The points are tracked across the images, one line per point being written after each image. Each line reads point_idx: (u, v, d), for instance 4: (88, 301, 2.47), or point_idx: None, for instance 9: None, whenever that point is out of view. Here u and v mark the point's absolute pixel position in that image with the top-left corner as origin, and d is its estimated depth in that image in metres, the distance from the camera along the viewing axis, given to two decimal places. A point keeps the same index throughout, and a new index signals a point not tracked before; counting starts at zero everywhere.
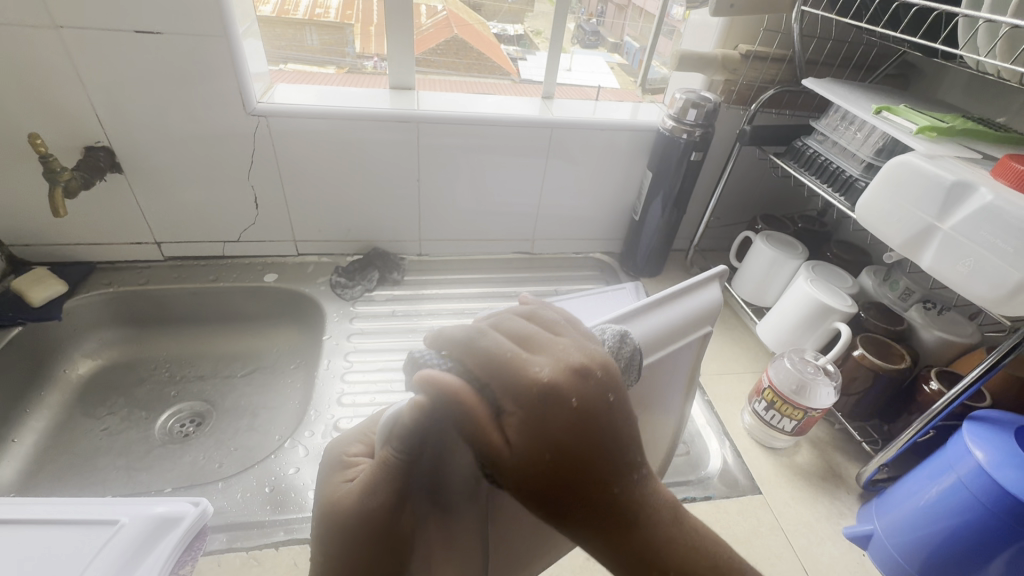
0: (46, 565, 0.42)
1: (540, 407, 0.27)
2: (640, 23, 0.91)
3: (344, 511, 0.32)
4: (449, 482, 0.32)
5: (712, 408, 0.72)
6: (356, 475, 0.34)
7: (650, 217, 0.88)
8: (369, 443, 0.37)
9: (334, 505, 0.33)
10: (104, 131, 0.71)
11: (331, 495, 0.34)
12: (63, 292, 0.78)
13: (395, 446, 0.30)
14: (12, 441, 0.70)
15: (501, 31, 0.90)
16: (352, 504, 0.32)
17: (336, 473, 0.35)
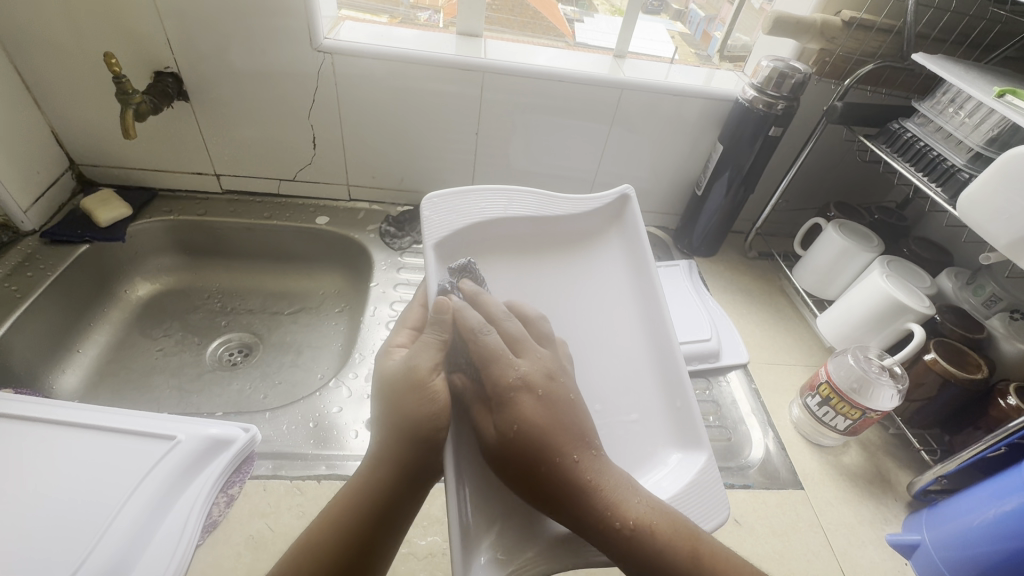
0: (111, 469, 0.45)
1: (515, 401, 0.40)
2: None
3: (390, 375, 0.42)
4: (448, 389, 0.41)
5: (758, 396, 0.70)
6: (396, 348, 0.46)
7: (713, 194, 0.84)
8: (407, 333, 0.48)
9: (383, 368, 0.43)
10: (173, 57, 0.71)
11: (384, 365, 0.44)
12: (127, 216, 0.80)
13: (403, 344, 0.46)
14: (78, 351, 0.74)
15: None
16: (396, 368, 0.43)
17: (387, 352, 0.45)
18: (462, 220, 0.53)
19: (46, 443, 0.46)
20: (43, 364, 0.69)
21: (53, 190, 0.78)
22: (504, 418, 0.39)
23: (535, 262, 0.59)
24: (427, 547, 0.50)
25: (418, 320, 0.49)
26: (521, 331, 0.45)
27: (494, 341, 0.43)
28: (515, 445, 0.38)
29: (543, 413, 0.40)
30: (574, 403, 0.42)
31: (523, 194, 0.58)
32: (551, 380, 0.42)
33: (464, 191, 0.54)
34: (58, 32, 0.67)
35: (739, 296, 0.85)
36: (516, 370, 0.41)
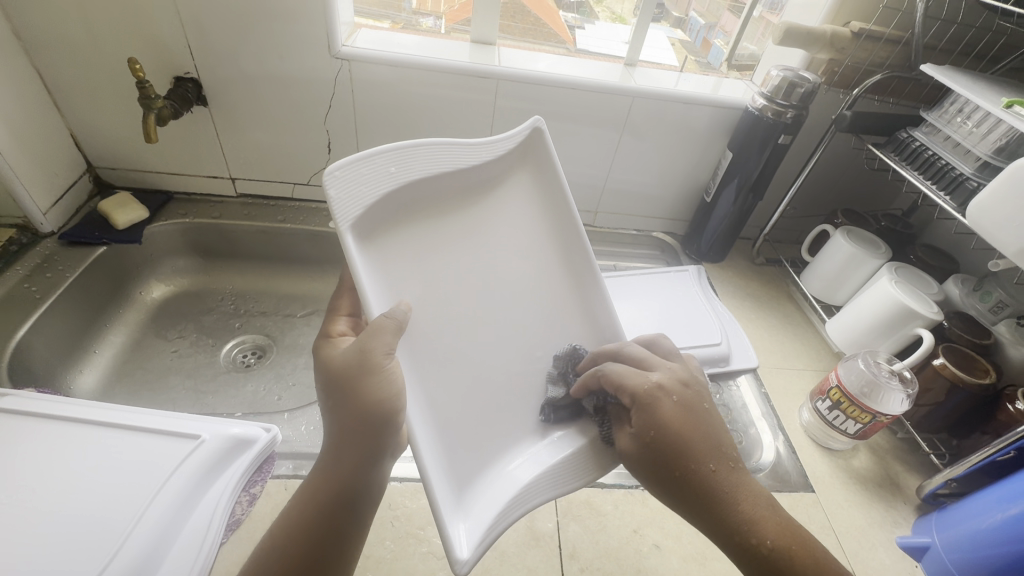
0: (137, 468, 0.45)
1: (651, 414, 0.44)
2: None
3: (332, 363, 0.43)
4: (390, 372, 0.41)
5: (767, 400, 0.71)
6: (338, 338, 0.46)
7: (722, 201, 0.85)
8: (350, 324, 0.48)
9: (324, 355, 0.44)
10: (193, 63, 0.72)
11: (325, 354, 0.44)
12: (143, 218, 0.81)
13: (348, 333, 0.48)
14: (94, 352, 0.75)
15: None
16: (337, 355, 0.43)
17: (326, 342, 0.46)
18: (377, 191, 0.43)
19: (73, 442, 0.46)
20: (61, 365, 0.70)
21: (72, 193, 0.79)
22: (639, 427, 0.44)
23: (465, 216, 0.53)
24: (446, 547, 0.51)
25: (353, 306, 0.50)
26: (644, 351, 0.50)
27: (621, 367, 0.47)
28: (653, 447, 0.44)
29: (680, 423, 0.44)
30: (711, 416, 0.46)
31: (437, 146, 0.48)
32: (681, 394, 0.46)
33: (367, 155, 0.43)
34: (81, 38, 0.69)
35: (747, 301, 0.86)
36: (653, 376, 0.46)
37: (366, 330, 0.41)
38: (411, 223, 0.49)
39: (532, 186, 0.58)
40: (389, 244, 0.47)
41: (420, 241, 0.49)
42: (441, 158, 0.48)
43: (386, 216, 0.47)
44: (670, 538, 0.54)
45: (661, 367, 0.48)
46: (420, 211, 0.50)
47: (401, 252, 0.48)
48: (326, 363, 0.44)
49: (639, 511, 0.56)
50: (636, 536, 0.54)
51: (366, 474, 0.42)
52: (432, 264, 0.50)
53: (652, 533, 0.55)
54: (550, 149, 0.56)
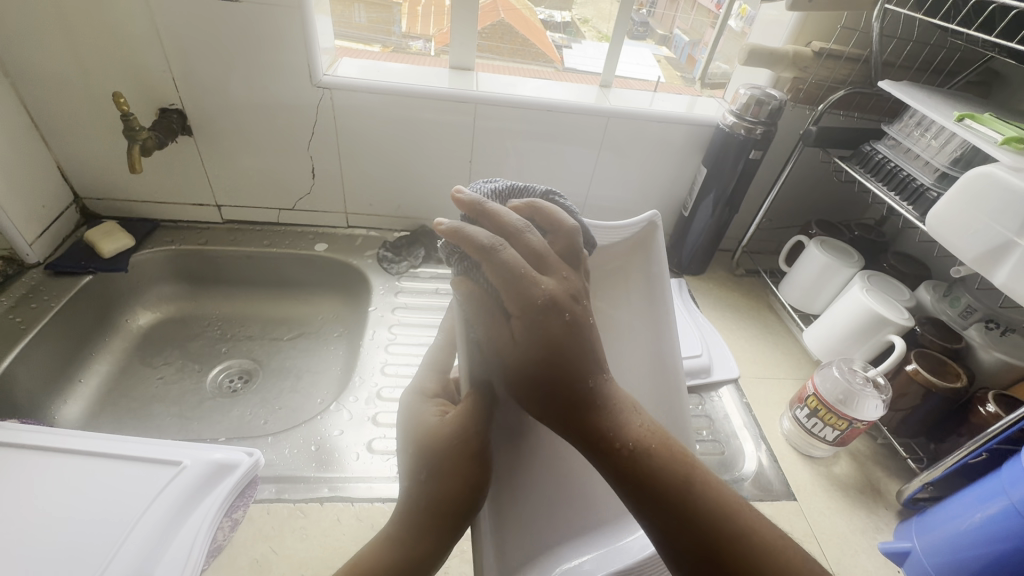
0: (118, 496, 0.45)
1: (545, 319, 0.36)
2: (693, 16, 0.91)
3: (425, 430, 0.41)
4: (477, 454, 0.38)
5: (749, 410, 0.72)
6: (436, 405, 0.44)
7: (699, 215, 0.87)
8: (440, 386, 0.48)
9: (415, 418, 0.43)
10: (178, 94, 0.74)
11: (419, 417, 0.43)
12: (130, 246, 0.82)
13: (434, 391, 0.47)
14: (79, 381, 0.75)
15: (548, 17, 0.90)
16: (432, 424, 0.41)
17: (420, 404, 0.45)
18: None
19: (54, 472, 0.47)
20: (45, 394, 0.70)
21: (59, 223, 0.80)
22: (552, 298, 0.37)
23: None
24: None
25: (443, 363, 0.51)
26: (538, 241, 0.39)
27: (512, 256, 0.37)
28: (542, 348, 0.36)
29: (561, 332, 0.36)
30: (592, 335, 0.38)
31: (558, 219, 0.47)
32: (574, 308, 0.38)
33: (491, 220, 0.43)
34: (69, 75, 0.71)
35: (728, 312, 0.87)
36: (546, 281, 0.37)
37: (459, 409, 0.39)
38: None
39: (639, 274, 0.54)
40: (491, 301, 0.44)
41: None
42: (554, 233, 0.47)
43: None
44: None
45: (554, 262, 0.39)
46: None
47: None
48: (416, 432, 0.41)
49: None
50: None
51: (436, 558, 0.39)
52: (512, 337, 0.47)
53: None
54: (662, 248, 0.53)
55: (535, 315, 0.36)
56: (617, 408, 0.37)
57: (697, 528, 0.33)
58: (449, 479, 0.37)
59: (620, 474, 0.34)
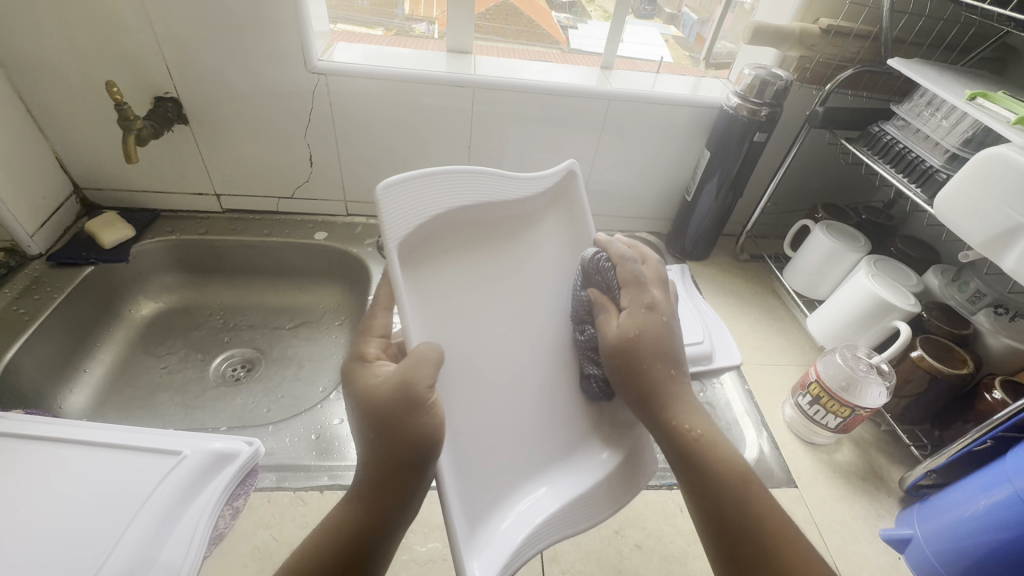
0: (120, 486, 0.46)
1: (642, 322, 0.46)
2: None
3: (373, 390, 0.40)
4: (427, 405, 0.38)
5: (751, 397, 0.71)
6: (380, 365, 0.43)
7: (703, 199, 0.85)
8: (383, 348, 0.45)
9: (360, 382, 0.42)
10: (172, 82, 0.73)
11: (363, 381, 0.42)
12: (131, 236, 0.82)
13: (376, 353, 0.45)
14: (84, 371, 0.75)
15: None
16: (379, 385, 0.40)
17: (361, 369, 0.43)
18: (423, 214, 0.42)
19: (56, 463, 0.47)
20: (51, 384, 0.71)
21: (59, 214, 0.80)
22: (625, 328, 0.46)
23: (496, 250, 0.51)
24: (428, 553, 0.51)
25: (384, 325, 0.47)
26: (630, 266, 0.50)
27: (637, 272, 0.50)
28: (626, 348, 0.46)
29: (656, 337, 0.46)
30: (679, 341, 0.48)
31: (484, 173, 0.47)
32: (669, 317, 0.48)
33: (422, 175, 0.42)
34: (62, 64, 0.70)
35: (731, 298, 0.86)
36: (647, 296, 0.48)
37: (407, 360, 0.39)
38: (446, 260, 0.46)
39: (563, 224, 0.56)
40: (431, 266, 0.45)
41: (448, 270, 0.46)
42: (481, 186, 0.47)
43: (426, 242, 0.45)
44: (651, 539, 0.55)
45: (666, 297, 0.50)
46: (454, 241, 0.47)
47: (434, 281, 0.45)
48: (357, 391, 0.41)
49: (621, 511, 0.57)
50: (617, 537, 0.55)
51: (386, 518, 0.39)
52: (461, 292, 0.47)
53: (634, 533, 0.55)
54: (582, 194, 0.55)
55: (613, 325, 0.47)
56: (685, 398, 0.45)
57: (742, 520, 0.39)
58: (399, 431, 0.37)
59: (678, 459, 0.43)
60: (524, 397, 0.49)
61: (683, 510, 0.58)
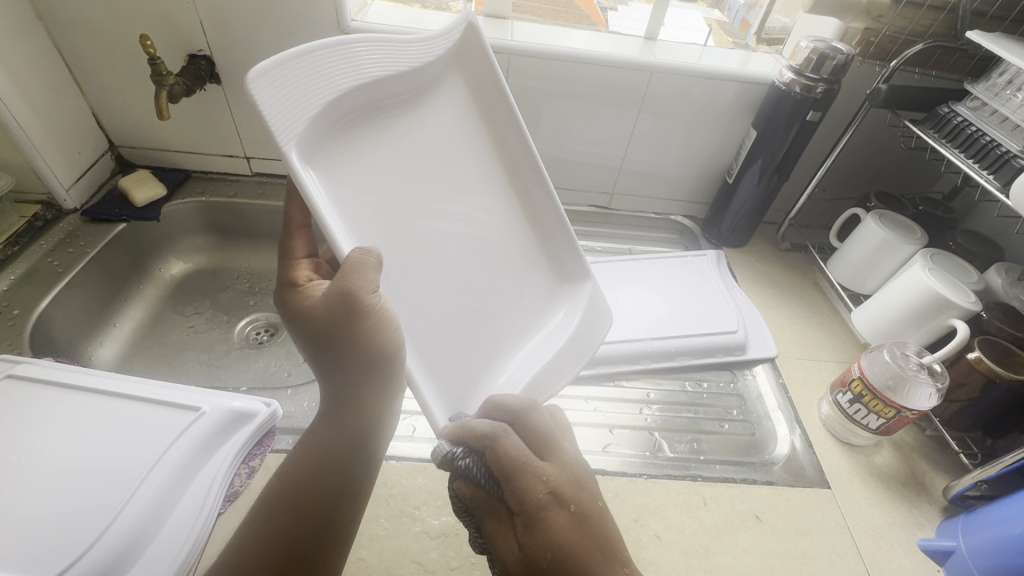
0: (139, 438, 0.46)
1: (551, 533, 0.37)
2: None
3: (313, 309, 0.42)
4: (363, 311, 0.40)
5: (785, 392, 0.68)
6: (315, 287, 0.45)
7: (745, 183, 0.81)
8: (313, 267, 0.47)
9: (297, 308, 0.43)
10: (206, 39, 0.72)
11: (300, 305, 0.43)
12: (162, 195, 0.83)
13: (307, 277, 0.46)
14: (114, 326, 0.77)
15: None
16: (315, 306, 0.41)
17: (296, 294, 0.44)
18: (313, 100, 0.40)
19: (79, 411, 0.48)
20: (81, 337, 0.72)
21: (94, 170, 0.81)
22: (533, 550, 0.37)
23: (402, 120, 0.50)
24: (440, 527, 0.50)
25: (308, 244, 0.48)
26: (517, 448, 0.39)
27: (515, 446, 0.39)
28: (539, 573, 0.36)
29: (575, 540, 0.38)
30: (602, 517, 0.40)
31: (371, 43, 0.44)
32: (575, 496, 0.40)
33: (303, 56, 0.38)
34: (98, 17, 0.70)
35: (768, 288, 0.82)
36: (541, 488, 0.38)
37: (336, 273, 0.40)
38: (349, 140, 0.46)
39: (463, 90, 0.56)
40: (341, 158, 0.45)
41: (359, 153, 0.47)
42: (370, 59, 0.44)
43: (327, 129, 0.43)
44: (672, 530, 0.53)
45: (560, 467, 0.41)
46: (356, 120, 0.46)
47: (348, 168, 0.45)
48: (300, 313, 0.43)
49: (641, 500, 0.55)
50: (636, 525, 0.53)
51: (358, 425, 0.42)
52: (390, 177, 0.49)
53: (654, 523, 0.53)
54: (487, 49, 0.55)
55: (512, 544, 0.38)
56: None
57: None
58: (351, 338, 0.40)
59: None
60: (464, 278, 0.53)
61: (706, 503, 0.55)
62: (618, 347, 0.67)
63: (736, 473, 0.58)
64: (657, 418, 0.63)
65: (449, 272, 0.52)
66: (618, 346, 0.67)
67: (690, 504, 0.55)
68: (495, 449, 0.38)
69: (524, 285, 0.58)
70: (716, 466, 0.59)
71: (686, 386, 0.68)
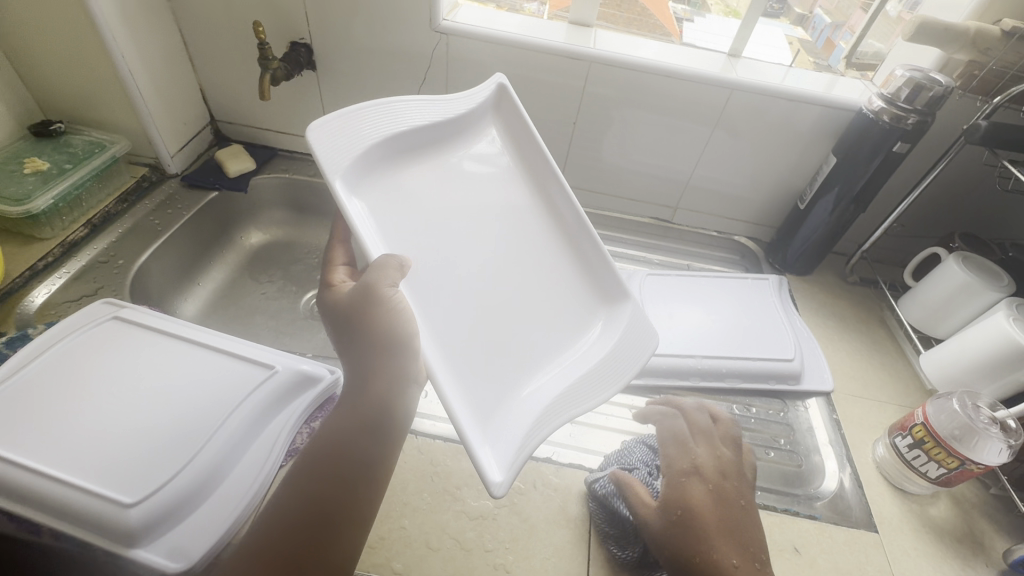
0: (219, 388, 0.51)
1: (683, 493, 0.47)
2: None
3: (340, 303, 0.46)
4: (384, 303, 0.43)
5: (838, 428, 0.66)
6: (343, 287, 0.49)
7: (817, 210, 0.79)
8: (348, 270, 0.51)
9: (328, 303, 0.47)
10: (308, 28, 0.78)
11: (329, 300, 0.48)
12: (251, 169, 0.89)
13: (338, 277, 0.50)
14: (198, 284, 0.84)
15: None
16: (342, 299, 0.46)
17: (327, 292, 0.49)
18: (360, 143, 0.49)
19: (171, 357, 0.53)
20: (170, 292, 0.79)
21: (195, 141, 0.89)
22: (669, 503, 0.46)
23: (440, 163, 0.59)
24: (479, 510, 0.51)
25: (346, 254, 0.53)
26: (679, 429, 0.53)
27: (680, 423, 0.53)
28: (671, 526, 0.45)
29: (709, 511, 0.46)
30: (747, 508, 0.47)
31: (411, 102, 0.54)
32: (715, 482, 0.48)
33: (355, 112, 0.49)
34: (216, 3, 0.76)
35: (831, 320, 0.79)
36: (695, 458, 0.49)
37: (367, 270, 0.45)
38: (393, 179, 0.54)
39: (499, 137, 0.64)
40: (377, 190, 0.53)
41: (403, 189, 0.54)
42: (409, 113, 0.54)
43: (371, 168, 0.52)
44: None
45: (722, 459, 0.50)
46: (398, 163, 0.55)
47: (390, 201, 0.53)
48: (329, 307, 0.47)
49: None
50: None
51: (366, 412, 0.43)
52: (428, 208, 0.55)
53: None
54: (516, 100, 0.62)
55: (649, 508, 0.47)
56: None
57: None
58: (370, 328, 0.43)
59: None
60: (491, 306, 0.54)
61: None
62: (669, 360, 0.67)
63: (777, 502, 0.57)
64: None
65: (478, 287, 0.54)
66: (669, 359, 0.67)
67: None
68: (666, 426, 0.53)
69: (557, 304, 0.59)
70: (757, 492, 0.58)
71: (733, 408, 0.67)
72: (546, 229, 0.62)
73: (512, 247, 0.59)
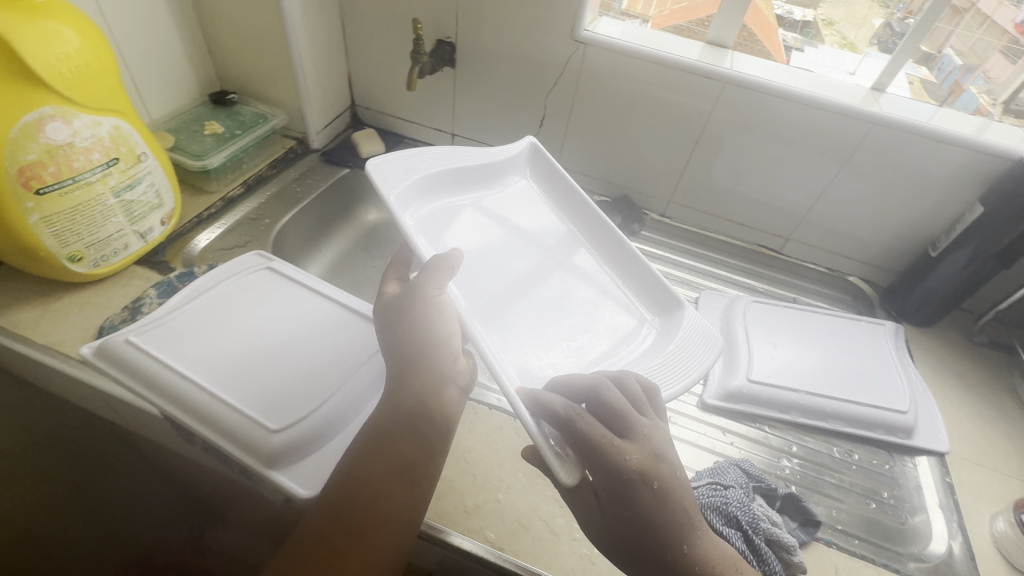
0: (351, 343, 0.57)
1: (627, 499, 0.42)
2: (976, 35, 0.76)
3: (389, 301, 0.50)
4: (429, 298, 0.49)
5: (951, 492, 0.61)
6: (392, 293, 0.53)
7: (951, 262, 0.74)
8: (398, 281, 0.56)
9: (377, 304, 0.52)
10: (455, 29, 0.84)
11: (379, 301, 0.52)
12: (380, 152, 0.97)
13: (388, 289, 0.55)
14: (321, 250, 0.92)
15: (787, 13, 0.86)
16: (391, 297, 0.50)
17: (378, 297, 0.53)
18: (411, 180, 0.61)
19: (313, 311, 0.60)
20: (299, 253, 0.88)
21: (336, 122, 0.98)
22: (612, 513, 0.43)
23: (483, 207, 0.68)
24: None
25: (399, 271, 0.58)
26: (596, 424, 0.42)
27: (591, 425, 0.42)
28: (618, 533, 0.43)
29: (655, 512, 0.42)
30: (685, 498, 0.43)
31: (454, 152, 0.67)
32: (661, 481, 0.42)
33: (403, 155, 0.62)
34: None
35: (951, 379, 0.74)
36: (625, 463, 0.41)
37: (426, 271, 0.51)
38: (442, 216, 0.65)
39: (535, 186, 0.73)
40: (426, 223, 0.63)
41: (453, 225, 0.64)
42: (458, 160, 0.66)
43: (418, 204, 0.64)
44: None
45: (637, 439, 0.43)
46: (446, 204, 0.66)
47: (434, 232, 0.63)
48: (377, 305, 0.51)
49: None
50: None
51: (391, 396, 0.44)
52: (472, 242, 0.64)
53: None
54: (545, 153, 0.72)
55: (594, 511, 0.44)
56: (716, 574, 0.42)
57: None
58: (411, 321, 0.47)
59: None
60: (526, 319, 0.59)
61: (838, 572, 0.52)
62: (770, 389, 0.66)
63: (876, 554, 0.55)
64: (796, 471, 0.61)
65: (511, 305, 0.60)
66: (770, 389, 0.66)
67: (820, 568, 0.52)
68: (582, 427, 0.42)
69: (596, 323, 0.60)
70: (854, 540, 0.55)
71: (833, 450, 0.65)
72: (590, 264, 0.66)
73: (553, 276, 0.64)
